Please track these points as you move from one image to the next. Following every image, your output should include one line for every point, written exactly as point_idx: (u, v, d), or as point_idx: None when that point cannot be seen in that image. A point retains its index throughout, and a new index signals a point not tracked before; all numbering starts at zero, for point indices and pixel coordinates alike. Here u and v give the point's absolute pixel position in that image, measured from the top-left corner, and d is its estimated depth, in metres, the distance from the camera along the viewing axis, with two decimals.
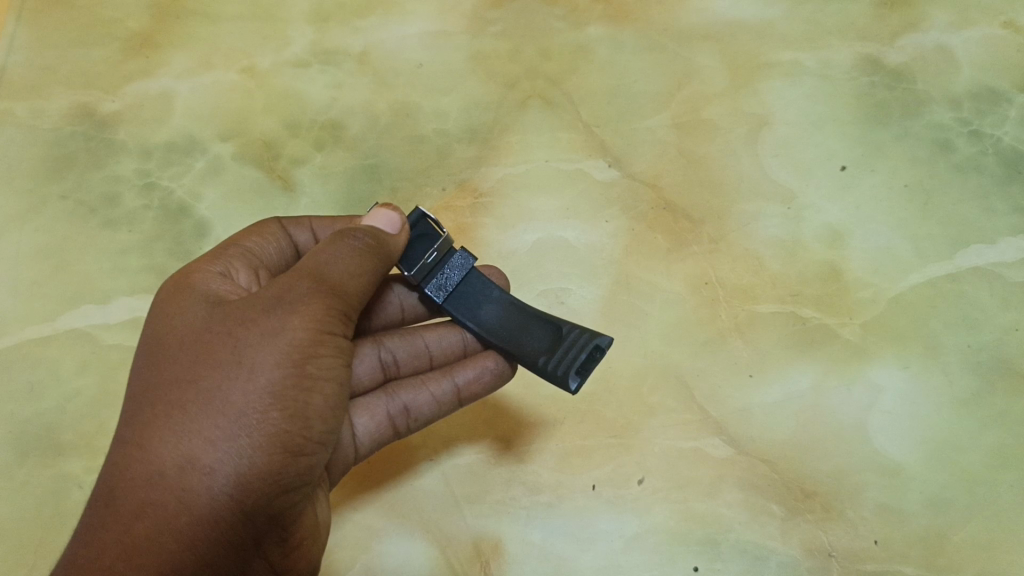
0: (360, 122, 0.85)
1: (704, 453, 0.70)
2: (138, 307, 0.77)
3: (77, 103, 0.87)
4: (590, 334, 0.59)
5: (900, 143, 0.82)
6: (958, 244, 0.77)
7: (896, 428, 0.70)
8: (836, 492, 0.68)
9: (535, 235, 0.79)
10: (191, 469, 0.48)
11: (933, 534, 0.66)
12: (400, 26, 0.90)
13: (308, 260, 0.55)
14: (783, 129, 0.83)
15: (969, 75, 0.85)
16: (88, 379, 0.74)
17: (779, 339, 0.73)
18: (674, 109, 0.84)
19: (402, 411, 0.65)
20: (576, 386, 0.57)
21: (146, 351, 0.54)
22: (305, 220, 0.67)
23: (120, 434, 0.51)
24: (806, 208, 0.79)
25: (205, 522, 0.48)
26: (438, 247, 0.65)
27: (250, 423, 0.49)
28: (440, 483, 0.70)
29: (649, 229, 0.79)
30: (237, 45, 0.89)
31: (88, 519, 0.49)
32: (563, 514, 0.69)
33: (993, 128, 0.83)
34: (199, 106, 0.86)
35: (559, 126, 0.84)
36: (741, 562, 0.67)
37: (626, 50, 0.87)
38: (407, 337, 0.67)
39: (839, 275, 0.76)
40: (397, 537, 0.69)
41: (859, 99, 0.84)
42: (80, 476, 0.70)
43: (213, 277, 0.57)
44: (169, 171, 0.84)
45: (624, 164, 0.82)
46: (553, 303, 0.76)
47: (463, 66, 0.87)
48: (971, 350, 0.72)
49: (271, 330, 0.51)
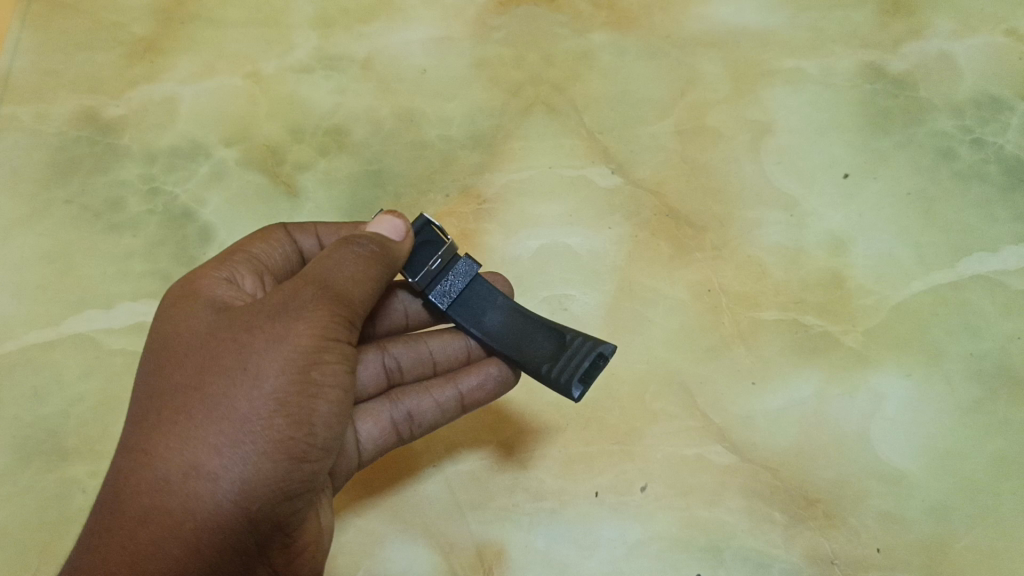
0: (364, 128, 0.85)
1: (707, 460, 0.70)
2: (143, 311, 0.77)
3: (82, 107, 0.87)
4: (593, 341, 0.60)
5: (903, 150, 0.82)
6: (961, 252, 0.77)
7: (899, 436, 0.70)
8: (838, 500, 0.68)
9: (539, 241, 0.79)
10: (196, 476, 0.48)
11: (936, 541, 0.67)
12: (405, 32, 0.90)
13: (313, 266, 0.55)
14: (787, 136, 0.83)
15: (972, 83, 0.85)
16: (91, 384, 0.74)
17: (782, 347, 0.73)
18: (677, 115, 0.85)
19: (406, 417, 0.65)
20: (579, 394, 0.58)
21: (152, 356, 0.54)
22: (310, 226, 0.67)
23: (126, 439, 0.51)
24: (809, 215, 0.79)
25: (209, 528, 0.48)
26: (443, 254, 0.65)
27: (255, 429, 0.49)
28: (443, 489, 0.71)
29: (653, 236, 0.79)
30: (242, 50, 0.90)
31: (94, 524, 0.49)
32: (566, 520, 0.69)
33: (996, 136, 0.83)
34: (204, 111, 0.87)
35: (563, 132, 0.84)
36: (743, 568, 0.67)
37: (630, 57, 0.88)
38: (411, 343, 0.67)
39: (842, 282, 0.76)
40: (400, 543, 0.69)
41: (862, 106, 0.84)
42: (84, 480, 0.70)
43: (219, 283, 0.58)
44: (173, 175, 0.84)
45: (628, 170, 0.82)
46: (556, 309, 0.76)
47: (467, 73, 0.87)
48: (974, 358, 0.73)
49: (276, 336, 0.51)
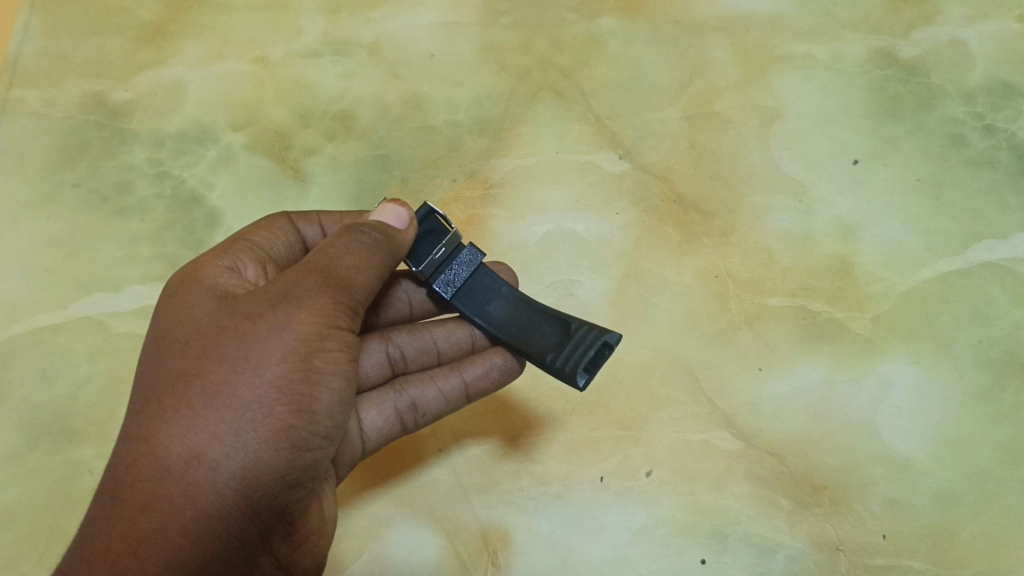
0: (371, 112, 0.85)
1: (713, 446, 0.70)
2: (150, 295, 0.77)
3: (90, 91, 0.87)
4: (599, 330, 0.60)
5: (913, 137, 0.81)
6: (971, 239, 0.77)
7: (907, 423, 0.70)
8: (844, 487, 0.68)
9: (545, 225, 0.79)
10: (197, 465, 0.48)
11: (942, 528, 0.66)
12: (411, 17, 0.90)
13: (315, 255, 0.56)
14: (796, 122, 0.82)
15: (983, 69, 0.84)
16: (99, 366, 0.75)
17: (789, 333, 0.73)
18: (685, 101, 0.84)
19: (410, 406, 0.65)
20: (585, 383, 0.57)
21: (154, 344, 0.54)
22: (314, 215, 0.67)
23: (127, 428, 0.51)
24: (818, 201, 0.79)
25: (210, 517, 0.48)
26: (447, 243, 0.65)
27: (256, 418, 0.50)
28: (448, 475, 0.71)
29: (660, 221, 0.79)
30: (249, 35, 0.90)
31: (94, 512, 0.49)
32: (572, 505, 0.69)
33: (1007, 123, 0.82)
34: (211, 96, 0.87)
35: (570, 117, 0.84)
36: (749, 554, 0.67)
37: (638, 42, 0.87)
38: (415, 333, 0.67)
39: (851, 269, 0.76)
40: (405, 527, 0.69)
41: (872, 92, 0.84)
42: (90, 462, 0.71)
43: (221, 271, 0.58)
44: (180, 159, 0.84)
45: (635, 155, 0.82)
46: (563, 294, 0.76)
47: (474, 58, 0.87)
48: (983, 346, 0.72)
49: (277, 324, 0.52)
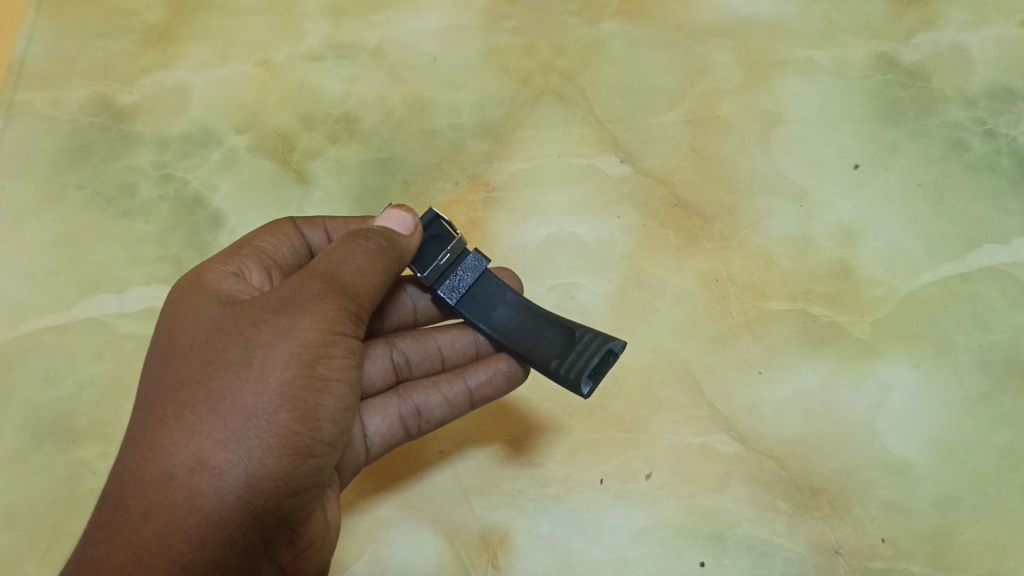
0: (374, 115, 0.86)
1: (713, 449, 0.70)
2: (154, 296, 0.78)
3: (95, 94, 0.88)
4: (603, 337, 0.60)
5: (914, 141, 0.82)
6: (971, 243, 0.77)
7: (906, 427, 0.70)
8: (843, 490, 0.68)
9: (546, 229, 0.80)
10: (201, 471, 0.49)
11: (941, 532, 0.67)
12: (415, 21, 0.90)
13: (319, 261, 0.56)
14: (797, 126, 0.83)
15: (984, 74, 0.85)
16: (103, 367, 0.75)
17: (790, 336, 0.73)
18: (687, 105, 0.84)
19: (414, 412, 0.65)
20: (589, 391, 0.58)
21: (159, 350, 0.55)
22: (319, 220, 0.68)
23: (132, 434, 0.51)
24: (818, 205, 0.79)
25: (215, 523, 0.49)
26: (452, 249, 0.65)
27: (261, 424, 0.50)
28: (450, 477, 0.71)
29: (661, 225, 0.79)
30: (254, 38, 0.90)
31: (98, 518, 0.49)
32: (571, 507, 0.69)
33: (1008, 128, 0.82)
34: (216, 98, 0.87)
35: (572, 121, 0.84)
36: (747, 557, 0.67)
37: (640, 46, 0.88)
38: (419, 338, 0.67)
39: (851, 273, 0.76)
40: (407, 529, 0.69)
41: (873, 97, 0.84)
42: (94, 462, 0.72)
43: (226, 277, 0.58)
44: (184, 162, 0.85)
45: (636, 159, 0.82)
46: (564, 297, 0.76)
47: (476, 62, 0.88)
48: (983, 350, 0.72)
49: (282, 330, 0.52)
